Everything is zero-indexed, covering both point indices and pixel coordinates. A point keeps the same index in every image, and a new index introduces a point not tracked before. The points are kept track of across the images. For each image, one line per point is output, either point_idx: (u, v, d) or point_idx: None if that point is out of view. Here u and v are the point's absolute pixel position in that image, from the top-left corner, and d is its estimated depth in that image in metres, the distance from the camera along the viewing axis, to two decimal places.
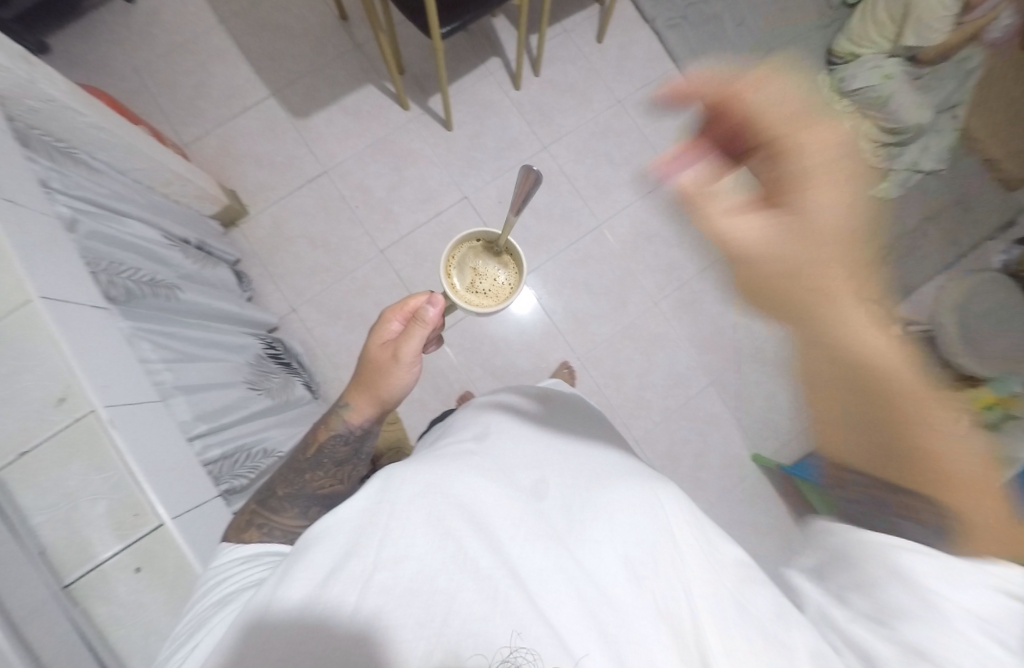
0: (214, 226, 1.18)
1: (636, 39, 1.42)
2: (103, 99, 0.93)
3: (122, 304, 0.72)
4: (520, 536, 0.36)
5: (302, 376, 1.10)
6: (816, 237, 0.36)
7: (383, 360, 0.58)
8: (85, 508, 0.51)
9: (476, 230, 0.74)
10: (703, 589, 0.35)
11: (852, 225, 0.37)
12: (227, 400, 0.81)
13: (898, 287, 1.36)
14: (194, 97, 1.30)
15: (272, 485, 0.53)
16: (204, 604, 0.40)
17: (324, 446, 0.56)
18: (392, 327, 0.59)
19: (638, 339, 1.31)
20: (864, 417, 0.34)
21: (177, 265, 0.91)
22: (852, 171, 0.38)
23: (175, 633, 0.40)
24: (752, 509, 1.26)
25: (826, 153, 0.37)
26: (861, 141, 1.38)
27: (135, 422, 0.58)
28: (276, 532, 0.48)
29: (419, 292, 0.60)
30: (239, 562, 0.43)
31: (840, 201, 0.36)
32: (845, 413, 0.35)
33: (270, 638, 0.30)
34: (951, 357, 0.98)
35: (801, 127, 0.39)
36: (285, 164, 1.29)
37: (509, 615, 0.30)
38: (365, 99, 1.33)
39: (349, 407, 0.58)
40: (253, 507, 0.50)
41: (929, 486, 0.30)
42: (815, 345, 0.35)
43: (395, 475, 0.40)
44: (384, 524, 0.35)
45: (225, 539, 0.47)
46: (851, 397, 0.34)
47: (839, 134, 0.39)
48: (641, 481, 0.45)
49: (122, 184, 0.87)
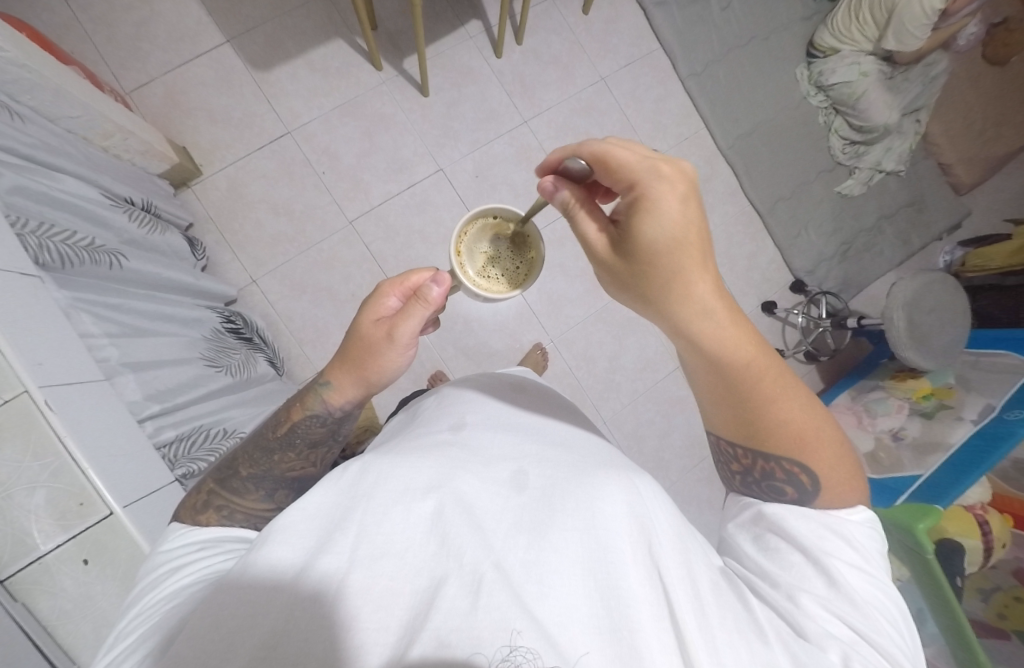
0: (163, 186, 1.08)
1: (622, 13, 1.38)
2: (26, 33, 0.82)
3: (55, 270, 0.65)
4: (503, 527, 0.35)
5: (266, 352, 1.03)
6: (665, 276, 0.40)
7: (375, 340, 0.49)
8: (20, 498, 0.47)
9: (493, 206, 0.62)
10: (687, 579, 0.36)
11: (692, 255, 0.39)
12: (181, 378, 0.75)
13: (854, 281, 1.43)
14: (136, 38, 1.15)
15: (236, 464, 0.50)
16: (156, 596, 0.36)
17: (299, 426, 0.52)
18: (390, 304, 0.50)
19: (610, 323, 1.33)
20: (729, 404, 0.44)
21: (120, 229, 0.83)
22: (686, 202, 0.39)
23: (113, 630, 0.35)
24: (709, 486, 1.33)
25: (656, 196, 0.39)
26: (832, 136, 1.44)
27: (75, 403, 0.53)
28: (237, 515, 0.46)
29: (422, 268, 0.52)
30: (194, 549, 0.40)
31: (671, 240, 0.39)
32: (717, 402, 0.46)
33: (236, 642, 0.28)
34: (898, 349, 1.04)
35: (634, 168, 0.40)
36: (244, 121, 1.18)
37: (493, 609, 0.29)
38: (333, 54, 1.22)
39: (330, 387, 0.52)
40: (211, 486, 0.47)
41: (782, 447, 0.43)
42: (700, 353, 0.42)
43: (367, 468, 0.38)
44: (359, 520, 0.34)
45: (176, 517, 0.45)
46: (722, 393, 0.44)
47: (672, 168, 0.40)
48: (622, 470, 0.45)
49: (52, 134, 0.78)
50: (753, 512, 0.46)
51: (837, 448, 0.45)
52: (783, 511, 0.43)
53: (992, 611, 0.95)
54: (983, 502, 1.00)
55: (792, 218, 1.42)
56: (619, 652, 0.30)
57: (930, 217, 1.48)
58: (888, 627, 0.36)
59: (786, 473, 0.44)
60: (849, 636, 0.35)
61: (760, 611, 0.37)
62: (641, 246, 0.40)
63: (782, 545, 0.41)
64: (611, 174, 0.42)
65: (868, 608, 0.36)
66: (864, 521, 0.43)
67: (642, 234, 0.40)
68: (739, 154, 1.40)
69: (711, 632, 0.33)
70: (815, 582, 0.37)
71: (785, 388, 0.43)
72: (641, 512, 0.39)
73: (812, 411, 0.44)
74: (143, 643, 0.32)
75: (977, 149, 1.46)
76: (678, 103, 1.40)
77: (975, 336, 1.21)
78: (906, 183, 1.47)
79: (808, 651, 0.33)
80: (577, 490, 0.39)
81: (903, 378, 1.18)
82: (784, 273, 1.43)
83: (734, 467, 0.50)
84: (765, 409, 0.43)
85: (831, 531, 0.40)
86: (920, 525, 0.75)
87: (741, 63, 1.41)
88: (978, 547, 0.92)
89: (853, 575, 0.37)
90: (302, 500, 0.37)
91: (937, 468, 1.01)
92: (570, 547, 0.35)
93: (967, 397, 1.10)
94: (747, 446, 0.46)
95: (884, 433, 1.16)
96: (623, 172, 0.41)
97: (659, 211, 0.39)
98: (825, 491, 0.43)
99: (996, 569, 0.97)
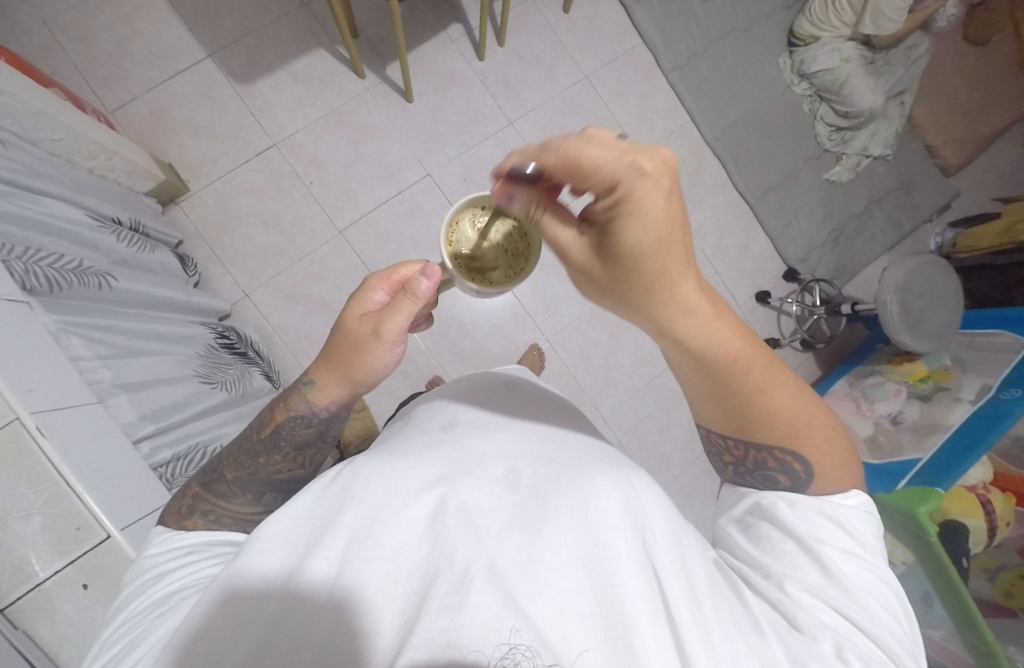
0: (151, 204, 1.08)
1: (603, 10, 1.38)
2: (4, 57, 0.81)
3: (44, 295, 0.65)
4: (495, 527, 0.35)
5: (261, 366, 1.03)
6: (649, 282, 0.39)
7: (360, 337, 0.48)
8: (16, 526, 0.47)
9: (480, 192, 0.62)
10: (682, 573, 0.36)
11: (676, 255, 0.37)
12: (175, 397, 0.76)
13: (846, 267, 1.44)
14: (118, 57, 1.15)
15: (221, 468, 0.50)
16: (142, 603, 0.36)
17: (282, 427, 0.52)
18: (377, 298, 0.49)
19: (605, 320, 1.33)
20: (721, 394, 0.45)
21: (108, 249, 0.83)
22: (670, 200, 0.35)
23: (106, 636, 0.36)
24: (712, 479, 1.33)
25: (642, 198, 0.35)
26: (818, 123, 1.44)
27: (68, 427, 0.53)
28: (225, 520, 0.46)
29: (411, 260, 0.50)
30: (182, 555, 0.41)
31: (656, 243, 0.36)
32: (708, 393, 0.46)
33: (226, 649, 0.29)
34: (892, 333, 1.04)
35: (612, 167, 0.34)
36: (229, 135, 1.18)
37: (485, 607, 0.29)
38: (315, 64, 1.22)
39: (315, 386, 0.52)
40: (196, 491, 0.47)
41: (773, 437, 0.44)
42: (690, 347, 0.42)
43: (358, 470, 0.39)
44: (351, 521, 0.34)
45: (162, 522, 0.45)
46: (711, 383, 0.45)
47: (654, 161, 0.34)
48: (615, 466, 0.44)
49: (35, 157, 0.77)
50: (755, 502, 0.46)
51: (831, 434, 0.45)
52: (779, 498, 0.44)
53: (999, 590, 0.94)
54: (986, 482, 1.00)
55: (782, 207, 1.42)
56: (614, 649, 0.30)
57: (919, 200, 1.48)
58: (880, 615, 0.36)
59: (778, 462, 0.45)
60: (844, 625, 0.35)
61: (753, 601, 0.37)
62: (626, 249, 0.38)
63: (775, 535, 0.41)
64: (584, 178, 0.37)
65: (860, 595, 0.36)
66: (860, 504, 0.42)
67: (624, 239, 0.37)
68: (726, 146, 1.40)
69: (707, 626, 0.33)
70: (808, 571, 0.38)
71: (773, 378, 0.44)
72: (635, 507, 0.39)
73: (800, 399, 0.45)
74: (139, 645, 0.32)
75: (963, 130, 1.46)
76: (663, 97, 1.41)
77: (970, 316, 1.22)
78: (893, 167, 1.48)
79: (802, 641, 0.33)
80: (570, 487, 0.39)
81: (898, 362, 1.20)
82: (776, 262, 1.43)
83: (727, 459, 0.50)
84: (755, 402, 0.44)
85: (823, 516, 0.40)
86: (922, 509, 0.75)
87: (723, 55, 1.41)
88: (982, 526, 0.92)
89: (844, 562, 0.37)
90: (287, 507, 0.38)
91: (939, 448, 1.00)
92: (564, 545, 0.34)
93: (963, 378, 1.10)
94: (738, 437, 0.47)
95: (883, 418, 1.16)
96: (598, 174, 0.35)
97: (643, 215, 0.35)
98: (817, 479, 0.43)
99: (1001, 548, 0.97)
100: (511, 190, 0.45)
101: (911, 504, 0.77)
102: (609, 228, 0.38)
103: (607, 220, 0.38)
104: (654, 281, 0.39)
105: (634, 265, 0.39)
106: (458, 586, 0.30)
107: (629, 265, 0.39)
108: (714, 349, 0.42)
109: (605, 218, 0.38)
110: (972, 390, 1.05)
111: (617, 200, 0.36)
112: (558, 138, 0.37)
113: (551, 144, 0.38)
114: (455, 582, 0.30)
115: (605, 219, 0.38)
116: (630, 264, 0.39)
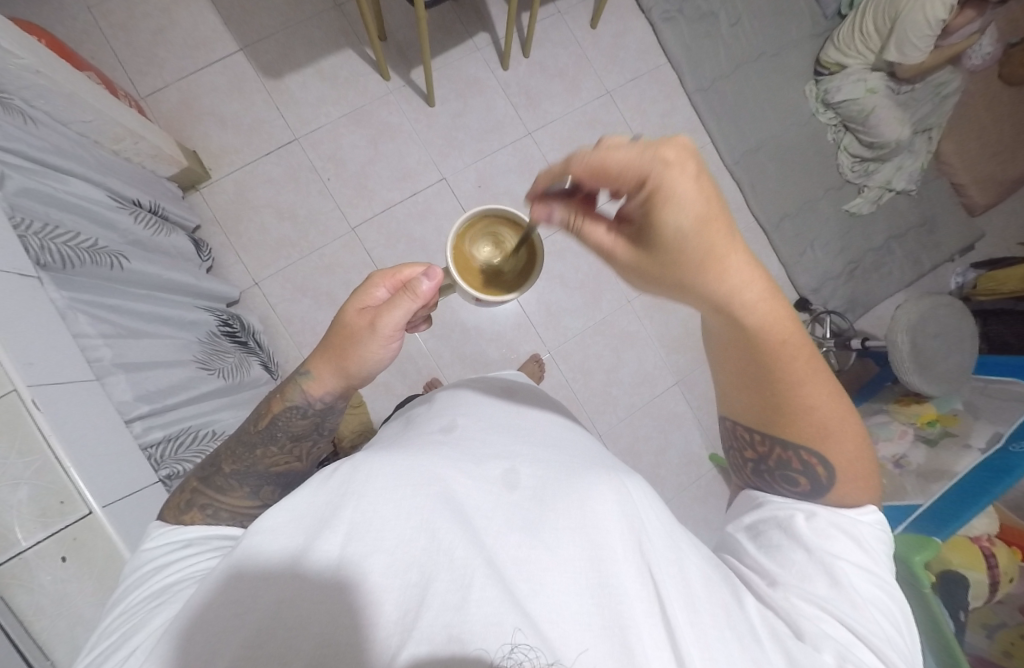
0: (172, 188, 1.11)
1: (630, 28, 1.39)
2: (44, 40, 0.85)
3: (56, 271, 0.66)
4: (493, 526, 0.34)
5: (260, 356, 1.04)
6: (698, 259, 0.37)
7: (358, 329, 0.49)
8: (5, 494, 0.48)
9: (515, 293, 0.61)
10: (677, 577, 0.36)
11: (720, 232, 0.36)
12: (173, 379, 0.77)
13: (860, 301, 1.41)
14: (154, 45, 1.19)
15: (219, 461, 0.51)
16: (141, 593, 0.37)
17: (278, 417, 0.52)
18: (377, 294, 0.50)
19: (608, 336, 1.32)
20: (755, 382, 0.45)
21: (124, 230, 0.85)
22: (701, 180, 0.35)
23: (103, 626, 0.37)
24: (706, 506, 1.31)
25: (672, 184, 0.34)
26: (841, 154, 1.42)
27: (63, 402, 0.54)
28: (223, 514, 0.47)
29: (415, 262, 0.52)
30: (180, 547, 0.41)
31: (698, 223, 0.35)
32: (739, 383, 0.47)
33: (222, 640, 0.29)
34: (900, 373, 1.02)
35: (637, 164, 0.35)
36: (253, 127, 1.21)
37: (484, 604, 0.28)
38: (342, 64, 1.25)
39: (309, 377, 0.52)
40: (195, 485, 0.48)
41: (803, 434, 0.44)
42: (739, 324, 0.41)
43: (359, 465, 0.38)
44: (350, 516, 0.33)
45: (162, 517, 0.46)
46: (746, 368, 0.45)
47: (674, 149, 0.34)
48: (611, 471, 0.44)
49: (64, 138, 0.81)
50: (765, 509, 0.47)
51: (860, 440, 0.45)
52: (796, 509, 0.44)
53: (998, 648, 0.90)
54: (990, 534, 0.96)
55: (798, 236, 1.40)
56: (612, 648, 0.30)
57: (941, 238, 1.44)
58: (884, 626, 0.37)
59: (802, 463, 0.45)
60: (847, 636, 0.36)
61: (759, 610, 0.37)
62: (666, 238, 0.37)
63: (785, 545, 0.43)
64: (612, 179, 0.38)
65: (866, 608, 0.37)
66: (874, 522, 0.43)
67: (664, 226, 0.36)
68: (744, 169, 1.39)
69: (701, 628, 0.33)
70: (817, 583, 0.39)
71: (815, 374, 0.43)
72: (630, 511, 0.39)
73: (836, 399, 0.44)
74: (137, 632, 0.33)
75: (992, 170, 1.43)
76: (684, 117, 1.40)
77: (983, 361, 1.19)
78: (917, 203, 1.45)
79: (804, 650, 0.35)
80: (568, 490, 0.39)
81: (907, 403, 1.19)
82: (788, 291, 1.41)
83: (749, 455, 0.51)
84: (790, 394, 0.43)
85: (840, 530, 0.41)
86: (917, 559, 0.73)
87: (748, 79, 1.40)
88: (984, 580, 0.89)
89: (854, 574, 0.39)
90: (286, 502, 0.37)
91: (945, 491, 0.95)
92: (562, 546, 0.34)
93: (974, 425, 1.07)
94: (765, 432, 0.47)
95: (886, 459, 1.14)
96: (626, 173, 0.36)
97: (679, 200, 0.34)
98: (840, 484, 0.44)
99: (1003, 605, 0.93)
100: (547, 206, 0.48)
101: (909, 550, 0.75)
102: (648, 209, 0.37)
103: (643, 206, 0.37)
104: (705, 244, 0.36)
105: (688, 237, 0.36)
106: (459, 584, 0.29)
107: (678, 239, 0.36)
108: (756, 309, 0.39)
109: (644, 201, 0.37)
110: (982, 438, 1.01)
111: (648, 178, 0.35)
112: (581, 150, 0.39)
113: (575, 157, 0.39)
114: (455, 579, 0.30)
115: (643, 201, 0.37)
116: (675, 238, 0.36)
